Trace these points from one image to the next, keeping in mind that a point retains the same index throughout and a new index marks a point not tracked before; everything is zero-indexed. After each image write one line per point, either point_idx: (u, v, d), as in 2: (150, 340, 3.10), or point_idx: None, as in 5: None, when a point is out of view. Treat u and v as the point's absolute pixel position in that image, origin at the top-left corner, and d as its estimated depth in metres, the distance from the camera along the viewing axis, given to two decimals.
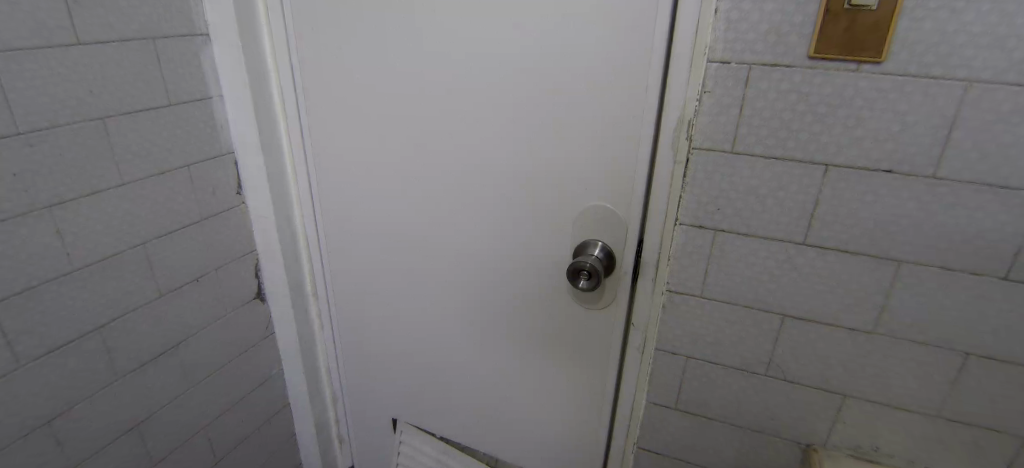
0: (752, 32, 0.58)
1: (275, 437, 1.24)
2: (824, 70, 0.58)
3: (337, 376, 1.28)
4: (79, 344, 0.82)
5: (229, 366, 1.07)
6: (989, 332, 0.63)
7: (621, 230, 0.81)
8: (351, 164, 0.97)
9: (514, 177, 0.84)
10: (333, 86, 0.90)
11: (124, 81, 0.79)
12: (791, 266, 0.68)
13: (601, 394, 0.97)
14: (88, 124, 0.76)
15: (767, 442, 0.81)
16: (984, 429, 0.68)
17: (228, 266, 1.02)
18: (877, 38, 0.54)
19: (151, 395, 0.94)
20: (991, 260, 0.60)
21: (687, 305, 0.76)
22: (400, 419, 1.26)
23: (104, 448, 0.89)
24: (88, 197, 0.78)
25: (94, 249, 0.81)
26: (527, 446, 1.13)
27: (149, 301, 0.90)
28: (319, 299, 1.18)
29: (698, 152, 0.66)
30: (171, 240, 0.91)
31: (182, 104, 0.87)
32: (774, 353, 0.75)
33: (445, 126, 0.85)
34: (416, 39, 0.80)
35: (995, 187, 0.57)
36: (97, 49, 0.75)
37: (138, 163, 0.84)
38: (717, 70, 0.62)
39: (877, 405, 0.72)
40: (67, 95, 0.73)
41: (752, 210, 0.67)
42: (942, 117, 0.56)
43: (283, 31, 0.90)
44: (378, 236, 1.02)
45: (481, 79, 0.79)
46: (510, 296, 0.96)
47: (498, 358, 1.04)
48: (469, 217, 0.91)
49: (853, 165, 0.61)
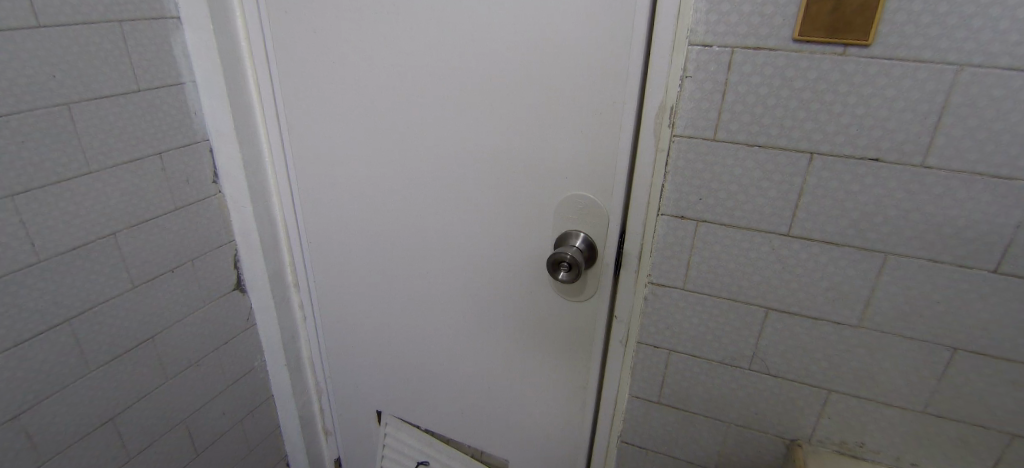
0: (735, 13, 0.56)
1: (258, 429, 1.23)
2: (809, 54, 0.55)
3: (320, 370, 1.26)
4: (47, 338, 0.80)
5: (207, 357, 1.05)
6: (977, 326, 0.61)
7: (603, 219, 0.78)
8: (329, 150, 0.94)
9: (496, 165, 0.82)
10: (309, 71, 0.87)
11: (90, 66, 0.76)
12: (775, 257, 0.66)
13: (585, 387, 0.95)
14: (51, 110, 0.73)
15: (750, 436, 0.80)
16: (973, 426, 0.66)
17: (204, 256, 1.00)
18: (865, 19, 0.51)
19: (126, 388, 0.93)
20: (981, 251, 0.58)
21: (669, 297, 0.75)
22: (385, 412, 1.25)
23: (76, 442, 0.88)
24: (53, 187, 0.76)
25: (60, 239, 0.78)
26: (512, 439, 1.11)
27: (119, 294, 0.88)
28: (299, 290, 1.15)
29: (679, 139, 0.64)
30: (144, 231, 0.89)
31: (150, 89, 0.84)
32: (758, 346, 0.73)
33: (425, 114, 0.82)
34: (391, 20, 0.77)
35: (984, 177, 0.54)
36: (59, 31, 0.72)
37: (106, 151, 0.81)
38: (699, 54, 0.59)
39: (862, 400, 0.71)
40: (30, 80, 0.71)
41: (735, 200, 0.65)
42: (932, 103, 0.53)
43: (255, 13, 0.86)
44: (359, 227, 0.99)
45: (460, 65, 0.77)
46: (489, 286, 0.94)
47: (481, 350, 1.02)
48: (449, 207, 0.89)
49: (839, 154, 0.58)
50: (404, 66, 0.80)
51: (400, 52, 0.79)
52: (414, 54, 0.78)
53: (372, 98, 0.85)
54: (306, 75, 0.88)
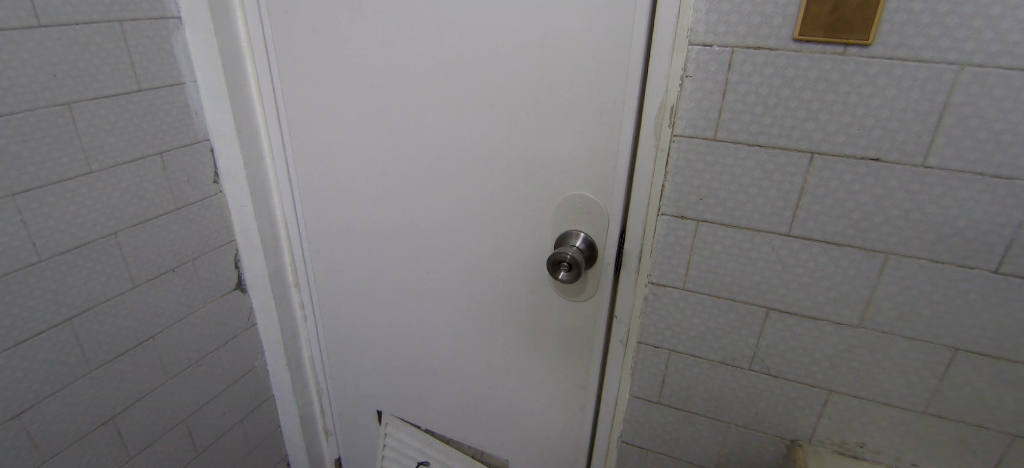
0: (735, 13, 0.56)
1: (258, 429, 1.23)
2: (809, 53, 0.55)
3: (321, 369, 1.26)
4: (48, 337, 0.80)
5: (208, 356, 1.05)
6: (978, 327, 0.61)
7: (604, 219, 0.78)
8: (329, 150, 0.94)
9: (496, 165, 0.82)
10: (310, 71, 0.87)
11: (91, 66, 0.76)
12: (776, 257, 0.66)
13: (585, 387, 0.95)
14: (52, 110, 0.74)
15: (750, 437, 0.80)
16: (974, 427, 0.66)
17: (205, 255, 1.00)
18: (865, 19, 0.51)
19: (126, 387, 0.93)
20: (981, 252, 0.57)
21: (669, 297, 0.75)
22: (385, 412, 1.25)
23: (76, 441, 0.88)
24: (54, 186, 0.76)
25: (61, 239, 0.79)
26: (512, 439, 1.11)
27: (120, 293, 0.88)
28: (300, 290, 1.15)
29: (679, 139, 0.64)
30: (145, 230, 0.89)
31: (151, 89, 0.85)
32: (758, 346, 0.73)
33: (425, 114, 0.83)
34: (391, 20, 0.77)
35: (985, 177, 0.54)
36: (60, 31, 0.72)
37: (107, 151, 0.81)
38: (699, 53, 0.59)
39: (862, 401, 0.70)
40: (31, 79, 0.71)
41: (735, 200, 0.65)
42: (932, 103, 0.53)
43: (256, 13, 0.86)
44: (359, 227, 0.99)
45: (461, 65, 0.77)
46: (490, 286, 0.94)
47: (481, 350, 1.02)
48: (449, 207, 0.89)
49: (839, 154, 0.58)
50: (404, 66, 0.80)
51: (400, 52, 0.79)
52: (414, 54, 0.79)
53: (372, 98, 0.85)
54: (306, 75, 0.88)
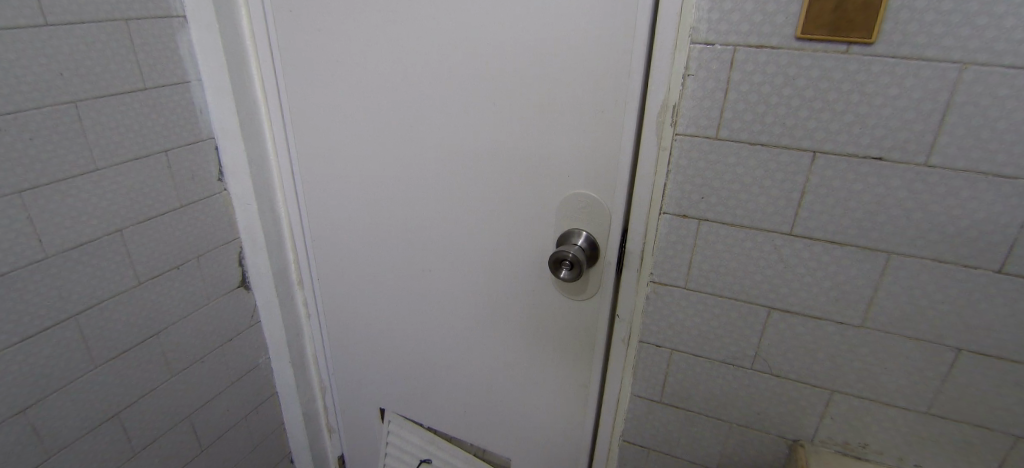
0: (737, 11, 0.56)
1: (262, 425, 1.24)
2: (812, 52, 0.55)
3: (324, 367, 1.27)
4: (54, 333, 0.81)
5: (212, 353, 1.06)
6: (981, 327, 0.61)
7: (605, 218, 0.78)
8: (332, 148, 0.94)
9: (497, 163, 0.82)
10: (313, 70, 0.88)
11: (96, 64, 0.77)
12: (778, 256, 0.66)
13: (586, 385, 0.95)
14: (57, 108, 0.74)
15: (752, 437, 0.80)
16: (977, 427, 0.66)
17: (209, 253, 1.01)
18: (868, 17, 0.51)
19: (131, 383, 0.93)
20: (985, 251, 0.57)
21: (670, 297, 0.75)
22: (388, 410, 1.25)
23: (82, 436, 0.89)
24: (60, 184, 0.77)
25: (67, 236, 0.79)
26: (513, 437, 1.12)
27: (126, 290, 0.89)
28: (303, 288, 1.16)
29: (680, 138, 0.64)
30: (150, 228, 0.90)
31: (156, 87, 0.85)
32: (760, 346, 0.73)
33: (427, 112, 0.83)
34: (394, 19, 0.78)
35: (989, 176, 0.54)
36: (66, 30, 0.73)
37: (112, 149, 0.82)
38: (700, 52, 0.59)
39: (865, 401, 0.70)
40: (36, 78, 0.71)
41: (737, 199, 0.65)
42: (935, 101, 0.53)
43: (260, 12, 0.87)
44: (362, 225, 1.00)
45: (463, 64, 0.77)
46: (491, 283, 0.94)
47: (482, 348, 1.02)
48: (451, 204, 0.89)
49: (842, 153, 0.58)
50: (407, 65, 0.80)
51: (403, 50, 0.79)
52: (417, 53, 0.79)
53: (374, 97, 0.85)
54: (310, 73, 0.88)
